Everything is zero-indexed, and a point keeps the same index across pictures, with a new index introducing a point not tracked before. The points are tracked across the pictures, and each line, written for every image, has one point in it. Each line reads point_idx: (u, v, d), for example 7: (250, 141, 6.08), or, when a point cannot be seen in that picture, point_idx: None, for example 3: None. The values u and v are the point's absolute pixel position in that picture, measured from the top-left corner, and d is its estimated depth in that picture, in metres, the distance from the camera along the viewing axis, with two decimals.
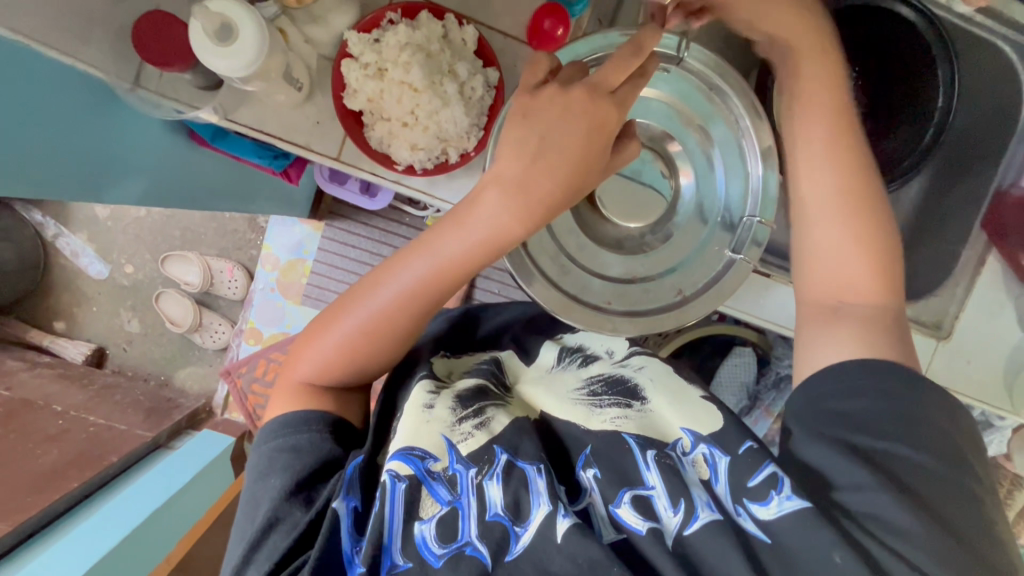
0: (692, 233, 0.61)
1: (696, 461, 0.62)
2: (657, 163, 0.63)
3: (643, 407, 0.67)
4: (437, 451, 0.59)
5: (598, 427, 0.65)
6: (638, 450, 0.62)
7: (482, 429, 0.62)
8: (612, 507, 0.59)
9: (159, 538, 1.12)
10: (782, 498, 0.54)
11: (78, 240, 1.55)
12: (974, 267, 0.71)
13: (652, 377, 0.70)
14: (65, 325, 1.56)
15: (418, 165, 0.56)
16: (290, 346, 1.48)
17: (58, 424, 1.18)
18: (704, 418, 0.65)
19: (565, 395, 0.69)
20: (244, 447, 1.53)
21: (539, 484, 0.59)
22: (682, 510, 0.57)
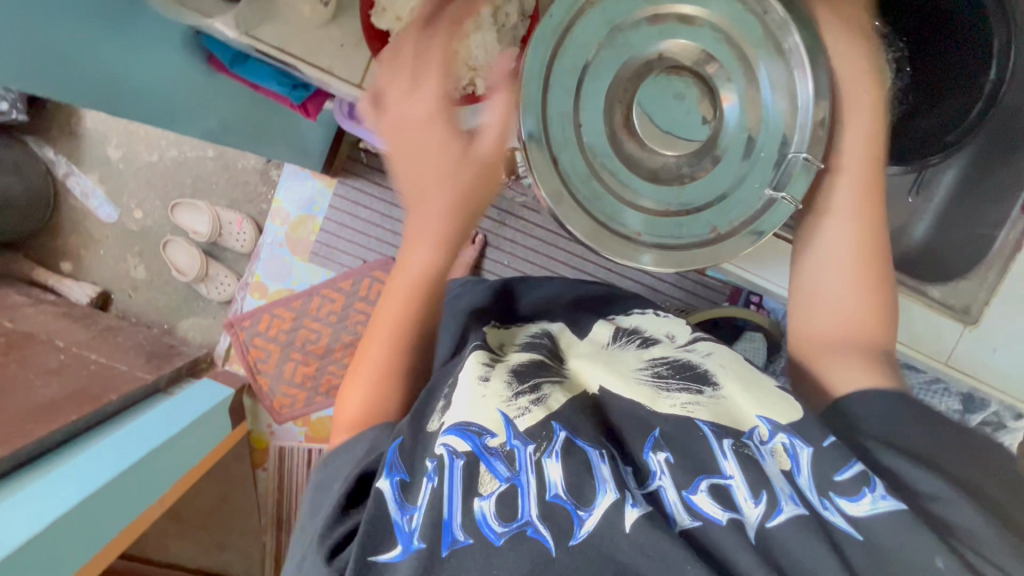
0: (737, 167, 0.55)
1: (776, 450, 0.57)
2: (703, 104, 0.57)
3: (716, 394, 0.61)
4: (494, 426, 0.57)
5: (667, 409, 0.60)
6: (712, 437, 0.57)
7: (538, 406, 0.60)
8: (686, 493, 0.55)
9: (154, 478, 1.12)
10: (876, 497, 0.52)
11: (89, 181, 1.54)
12: (1009, 252, 0.67)
13: (722, 364, 0.65)
14: (72, 266, 1.55)
15: (444, 94, 0.55)
16: (295, 303, 1.51)
17: (59, 359, 1.17)
18: (783, 408, 0.59)
19: (630, 373, 0.65)
20: (243, 400, 1.54)
21: (604, 469, 0.55)
22: (763, 502, 0.53)
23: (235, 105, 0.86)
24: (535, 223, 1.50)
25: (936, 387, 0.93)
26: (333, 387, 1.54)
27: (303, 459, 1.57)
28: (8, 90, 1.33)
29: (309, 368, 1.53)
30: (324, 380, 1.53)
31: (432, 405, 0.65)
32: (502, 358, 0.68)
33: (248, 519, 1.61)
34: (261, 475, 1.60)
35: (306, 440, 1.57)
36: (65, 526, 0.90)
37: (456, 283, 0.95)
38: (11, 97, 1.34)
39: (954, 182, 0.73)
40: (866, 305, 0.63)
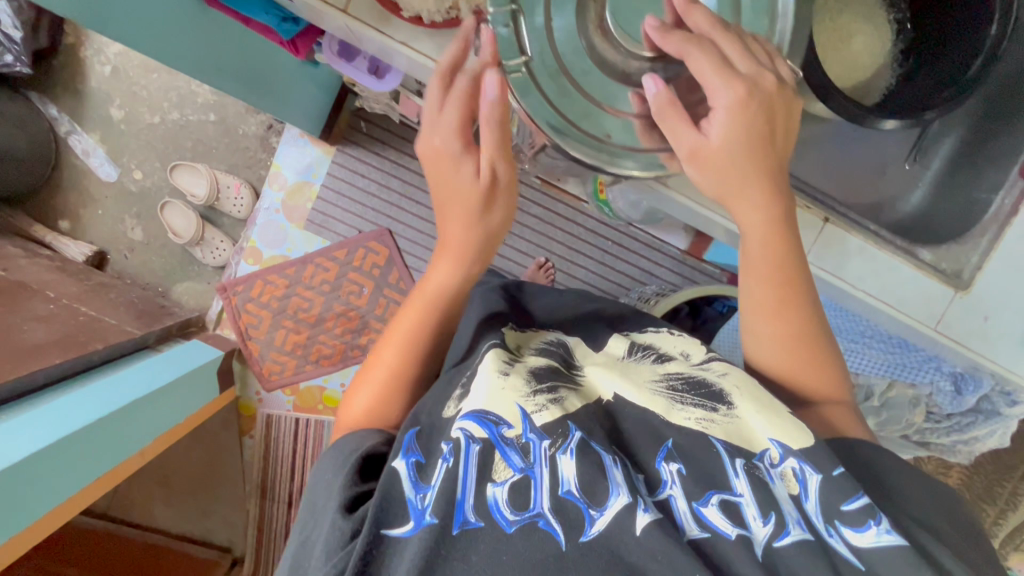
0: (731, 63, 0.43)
1: (784, 474, 0.50)
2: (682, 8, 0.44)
3: (729, 412, 0.53)
4: (511, 417, 0.50)
5: (680, 422, 0.53)
6: (725, 456, 0.50)
7: (556, 404, 0.52)
8: (696, 505, 0.48)
9: (137, 427, 1.12)
10: (881, 530, 0.47)
11: (90, 140, 1.54)
12: (1004, 217, 0.66)
13: (738, 384, 0.55)
14: (70, 225, 1.55)
15: (427, 17, 0.55)
16: (290, 270, 1.51)
17: (49, 308, 1.18)
18: (792, 431, 0.51)
19: (639, 382, 0.56)
20: (233, 364, 1.54)
21: (616, 472, 0.49)
22: (772, 521, 0.47)
23: (220, 38, 0.87)
24: (532, 200, 1.49)
25: (928, 365, 0.90)
26: (323, 356, 1.53)
27: (291, 428, 1.56)
28: (14, 41, 1.33)
29: (300, 336, 1.53)
30: (314, 349, 1.53)
31: (445, 391, 0.58)
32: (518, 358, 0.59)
33: (233, 487, 1.60)
34: (247, 443, 1.59)
35: (293, 409, 1.56)
36: (51, 459, 0.91)
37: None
38: (16, 48, 1.35)
39: (953, 147, 0.71)
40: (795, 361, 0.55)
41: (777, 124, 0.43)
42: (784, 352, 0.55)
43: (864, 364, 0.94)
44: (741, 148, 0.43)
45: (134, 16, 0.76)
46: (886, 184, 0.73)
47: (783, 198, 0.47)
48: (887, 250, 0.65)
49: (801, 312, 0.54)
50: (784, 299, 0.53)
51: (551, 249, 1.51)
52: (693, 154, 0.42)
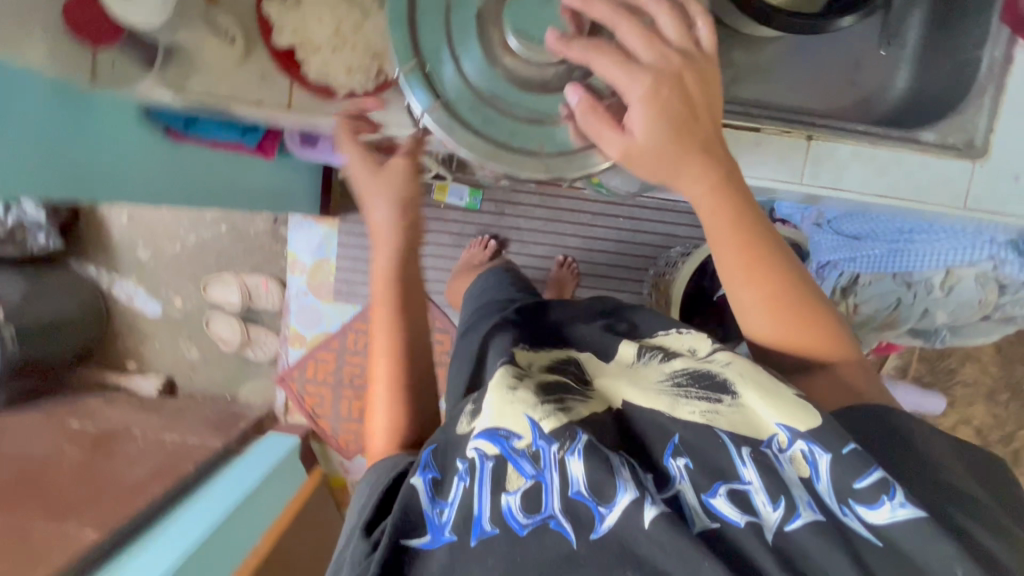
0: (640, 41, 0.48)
1: (793, 457, 0.46)
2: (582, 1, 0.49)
3: (733, 401, 0.48)
4: (519, 428, 0.49)
5: (685, 417, 0.49)
6: (730, 445, 0.47)
7: (561, 411, 0.50)
8: (705, 496, 0.46)
9: (244, 527, 1.20)
10: (894, 505, 0.42)
11: (129, 284, 1.67)
12: (1001, 69, 0.61)
13: (744, 371, 0.49)
14: (136, 364, 1.68)
15: (358, 88, 0.60)
16: (336, 344, 1.58)
17: (140, 446, 1.28)
18: (797, 412, 0.46)
19: (644, 387, 0.54)
20: (313, 444, 1.62)
21: (623, 468, 0.46)
22: (781, 506, 0.44)
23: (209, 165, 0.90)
24: (535, 202, 1.50)
25: (979, 241, 0.85)
26: None
27: None
28: (41, 222, 1.47)
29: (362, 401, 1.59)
30: None
31: (462, 408, 0.57)
32: (528, 372, 0.56)
33: None
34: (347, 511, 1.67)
35: None
36: None
37: (492, 285, 0.95)
38: (43, 227, 1.48)
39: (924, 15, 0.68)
40: (779, 328, 0.53)
41: (689, 88, 0.45)
42: (773, 320, 0.52)
43: (912, 262, 0.90)
44: (664, 127, 0.44)
45: (142, 181, 0.77)
46: (865, 79, 0.70)
47: (719, 160, 0.47)
48: (886, 144, 0.62)
49: (774, 270, 0.52)
50: (750, 262, 0.51)
51: (567, 245, 1.51)
52: (626, 154, 0.45)
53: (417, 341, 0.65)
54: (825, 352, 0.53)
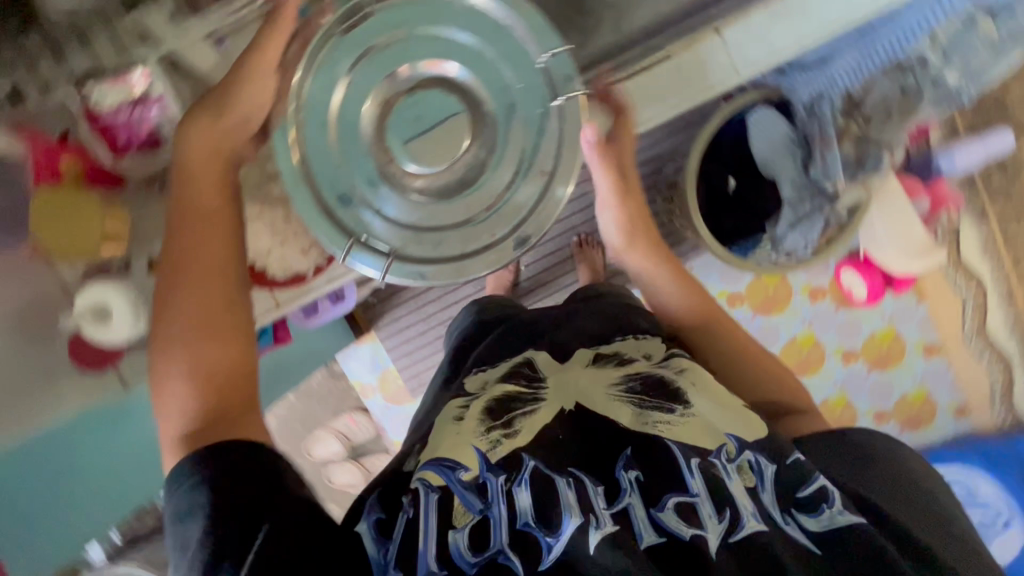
0: (514, 135, 0.64)
1: (740, 466, 0.50)
2: (443, 94, 0.65)
3: (687, 410, 0.53)
4: (467, 460, 0.50)
5: (644, 428, 0.52)
6: (683, 467, 0.49)
7: (508, 436, 0.52)
8: (652, 511, 0.48)
9: None
10: (827, 516, 0.48)
11: None
12: None
13: (694, 381, 0.56)
14: None
15: (314, 264, 0.70)
16: None
17: None
18: (742, 424, 0.53)
19: (602, 394, 0.57)
20: None
21: (523, 497, 0.48)
22: (726, 519, 0.47)
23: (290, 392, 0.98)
24: None
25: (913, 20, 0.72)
26: None
27: None
28: None
29: None
30: None
31: (410, 452, 0.59)
32: (478, 397, 0.58)
33: None
34: None
35: None
36: None
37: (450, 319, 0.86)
38: None
39: None
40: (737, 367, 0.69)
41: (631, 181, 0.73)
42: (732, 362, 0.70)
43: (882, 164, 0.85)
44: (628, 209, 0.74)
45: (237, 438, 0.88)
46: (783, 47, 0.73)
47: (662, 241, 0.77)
48: None
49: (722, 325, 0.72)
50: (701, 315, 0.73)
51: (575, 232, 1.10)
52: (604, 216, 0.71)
53: (227, 372, 0.53)
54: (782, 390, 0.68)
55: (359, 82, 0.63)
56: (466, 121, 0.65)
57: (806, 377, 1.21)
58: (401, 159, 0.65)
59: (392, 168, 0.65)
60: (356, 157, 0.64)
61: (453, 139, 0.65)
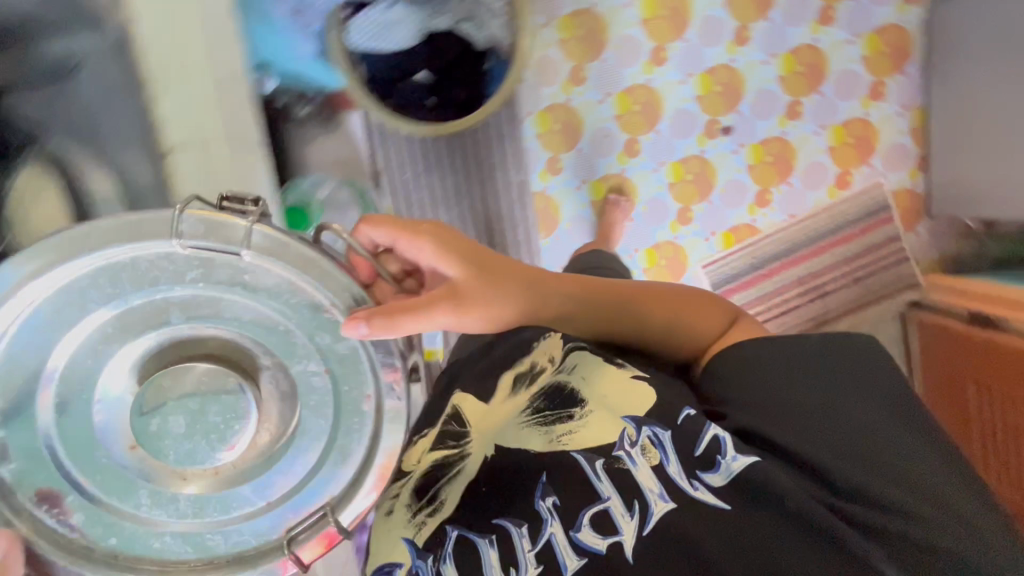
0: (250, 289, 0.39)
1: (644, 445, 0.48)
2: (146, 370, 0.39)
3: (582, 411, 0.50)
4: (399, 557, 0.48)
5: (541, 449, 0.50)
6: (584, 463, 0.48)
7: (433, 513, 0.49)
8: (574, 531, 0.46)
9: None
10: (730, 460, 0.47)
11: None
12: None
13: (586, 373, 0.52)
14: None
15: None
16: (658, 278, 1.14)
17: None
18: (637, 396, 0.51)
19: (511, 426, 0.53)
20: None
21: (490, 553, 0.47)
22: (637, 512, 0.46)
23: None
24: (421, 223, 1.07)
25: None
26: None
27: None
28: None
29: None
30: None
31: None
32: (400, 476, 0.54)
33: None
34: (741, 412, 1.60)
35: None
36: None
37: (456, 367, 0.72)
38: None
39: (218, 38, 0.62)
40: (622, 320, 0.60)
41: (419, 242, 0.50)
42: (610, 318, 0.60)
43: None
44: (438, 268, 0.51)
45: None
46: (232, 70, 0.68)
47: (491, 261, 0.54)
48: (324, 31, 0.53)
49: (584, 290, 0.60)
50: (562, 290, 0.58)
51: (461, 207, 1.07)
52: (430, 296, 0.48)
53: None
54: (668, 321, 0.61)
55: (122, 483, 0.40)
56: (196, 342, 0.40)
57: (690, 21, 1.06)
58: (197, 466, 0.40)
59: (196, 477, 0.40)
60: (157, 502, 0.40)
61: (205, 380, 0.39)
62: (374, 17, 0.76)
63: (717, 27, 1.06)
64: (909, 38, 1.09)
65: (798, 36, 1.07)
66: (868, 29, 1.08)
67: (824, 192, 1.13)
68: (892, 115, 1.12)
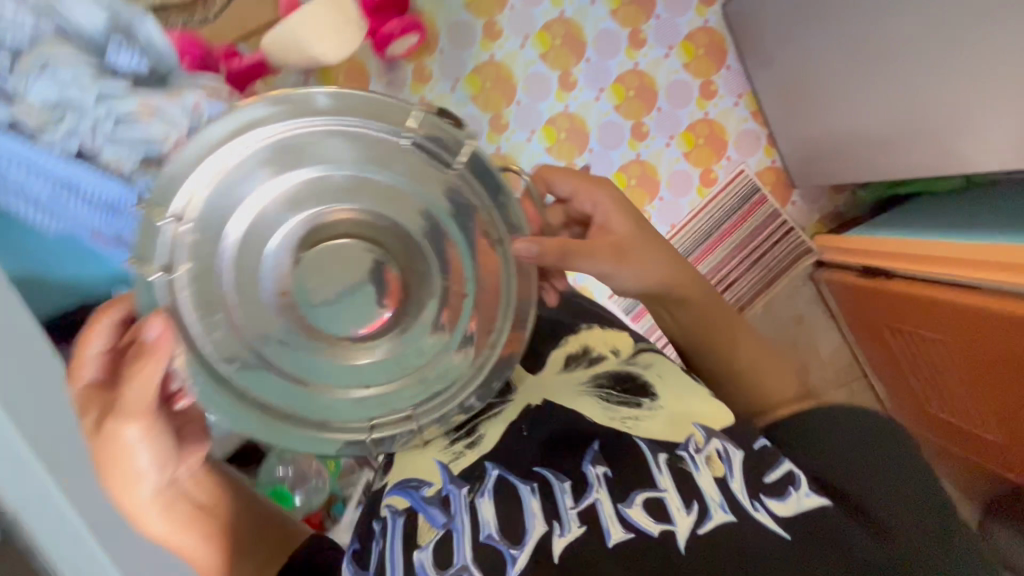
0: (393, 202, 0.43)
1: (710, 457, 0.41)
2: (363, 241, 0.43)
3: (653, 404, 0.44)
4: (430, 474, 0.41)
5: (607, 424, 0.43)
6: (648, 452, 0.41)
7: (472, 447, 0.43)
8: (622, 506, 0.39)
9: None
10: (801, 496, 0.41)
11: None
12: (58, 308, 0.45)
13: (662, 373, 0.47)
14: None
15: None
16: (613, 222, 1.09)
17: None
18: (713, 410, 0.44)
19: (569, 386, 0.46)
20: None
21: (533, 502, 0.39)
22: (694, 509, 0.38)
23: None
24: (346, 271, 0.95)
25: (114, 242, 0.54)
26: None
27: None
28: None
29: None
30: None
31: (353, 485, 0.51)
32: None
33: None
34: None
35: None
36: None
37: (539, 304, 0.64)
38: None
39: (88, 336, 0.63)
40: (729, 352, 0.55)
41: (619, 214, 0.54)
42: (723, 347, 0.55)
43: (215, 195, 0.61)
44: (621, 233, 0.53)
45: None
46: None
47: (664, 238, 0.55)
48: None
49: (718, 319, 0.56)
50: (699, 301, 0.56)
51: None
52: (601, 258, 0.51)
53: None
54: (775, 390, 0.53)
55: (356, 312, 0.43)
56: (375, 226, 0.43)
57: (515, 85, 0.98)
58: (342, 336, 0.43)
59: (347, 353, 0.43)
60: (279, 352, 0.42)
61: (362, 263, 0.43)
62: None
63: (542, 83, 0.99)
64: (720, 34, 1.04)
65: (618, 65, 1.01)
66: (679, 41, 1.02)
67: (695, 195, 1.06)
68: (732, 107, 1.07)
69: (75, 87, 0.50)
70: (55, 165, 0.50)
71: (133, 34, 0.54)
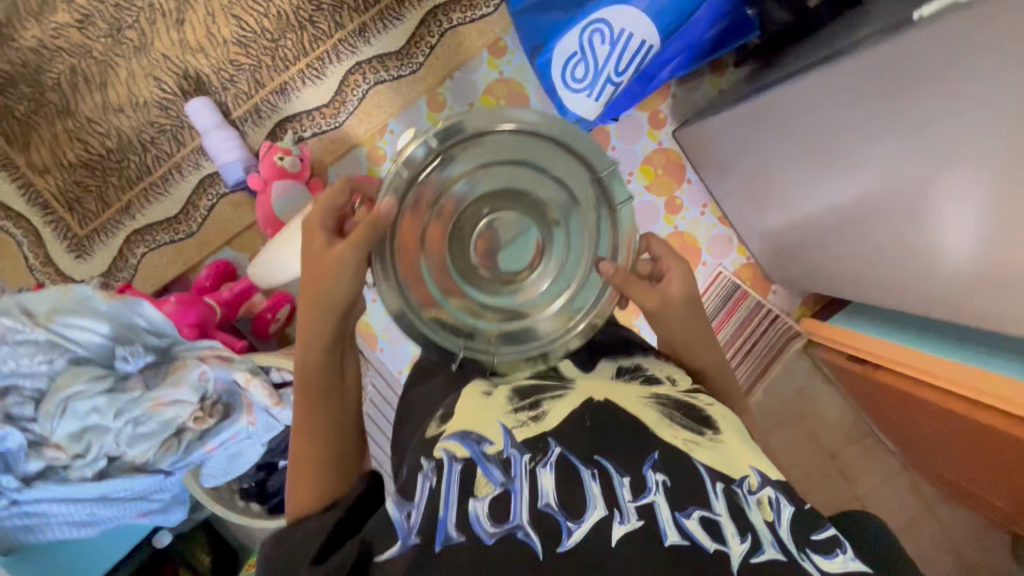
0: (556, 200, 0.48)
1: (761, 501, 0.35)
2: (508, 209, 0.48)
3: (714, 435, 0.39)
4: (493, 433, 0.37)
5: (665, 435, 0.38)
6: (705, 477, 0.35)
7: (537, 420, 0.38)
8: (680, 513, 0.33)
9: None
10: (848, 560, 0.33)
11: None
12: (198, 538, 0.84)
13: (726, 413, 0.42)
14: None
15: None
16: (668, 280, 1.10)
17: None
18: (766, 463, 0.39)
19: (631, 394, 0.42)
20: None
21: (594, 484, 0.35)
22: (746, 538, 0.32)
23: None
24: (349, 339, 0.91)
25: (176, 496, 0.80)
26: None
27: None
28: None
29: None
30: None
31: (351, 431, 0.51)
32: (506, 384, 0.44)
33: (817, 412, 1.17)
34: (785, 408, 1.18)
35: None
36: None
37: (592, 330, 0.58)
38: None
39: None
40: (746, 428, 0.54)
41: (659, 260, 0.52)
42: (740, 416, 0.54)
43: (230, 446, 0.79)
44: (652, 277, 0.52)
45: None
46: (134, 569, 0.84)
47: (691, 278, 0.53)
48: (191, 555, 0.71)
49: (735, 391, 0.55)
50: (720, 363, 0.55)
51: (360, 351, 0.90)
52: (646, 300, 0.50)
53: None
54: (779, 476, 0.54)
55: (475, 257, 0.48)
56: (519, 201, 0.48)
57: None
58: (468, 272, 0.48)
59: (471, 280, 0.48)
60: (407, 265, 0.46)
61: (496, 225, 0.48)
62: (218, 454, 0.79)
63: None
64: (676, 152, 1.06)
65: None
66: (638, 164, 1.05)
67: None
68: (698, 216, 1.09)
69: (93, 414, 0.71)
70: (91, 487, 0.72)
71: (136, 327, 0.77)
